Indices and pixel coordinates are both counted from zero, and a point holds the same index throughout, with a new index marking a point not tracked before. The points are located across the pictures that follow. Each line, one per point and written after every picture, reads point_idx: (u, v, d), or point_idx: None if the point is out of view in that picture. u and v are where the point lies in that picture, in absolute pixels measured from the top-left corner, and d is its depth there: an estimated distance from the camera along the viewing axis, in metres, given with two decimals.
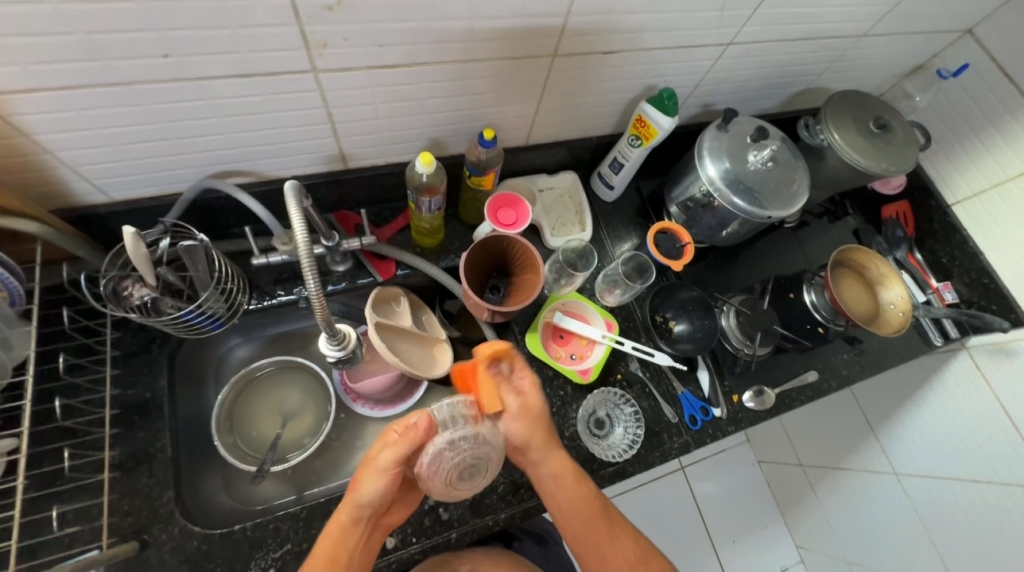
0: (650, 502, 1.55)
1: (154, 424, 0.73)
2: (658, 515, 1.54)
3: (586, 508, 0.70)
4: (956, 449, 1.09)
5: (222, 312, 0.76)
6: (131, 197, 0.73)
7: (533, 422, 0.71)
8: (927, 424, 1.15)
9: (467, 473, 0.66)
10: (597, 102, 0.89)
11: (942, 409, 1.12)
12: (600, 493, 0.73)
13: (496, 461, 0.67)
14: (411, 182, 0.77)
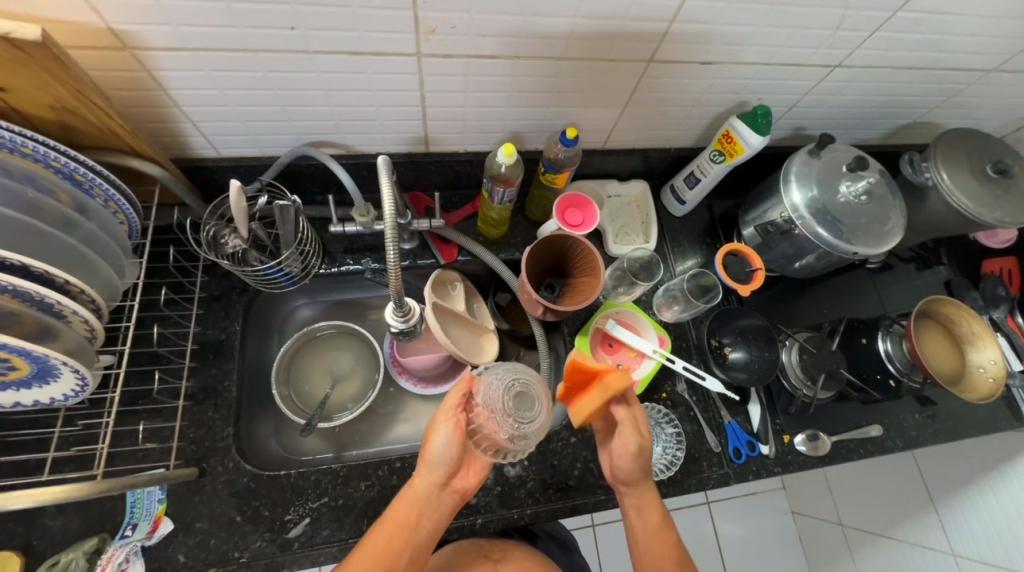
0: None
1: (225, 364, 0.79)
2: None
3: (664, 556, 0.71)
4: None
5: (297, 271, 0.82)
6: (236, 155, 0.80)
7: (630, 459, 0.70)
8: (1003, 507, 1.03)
9: (519, 409, 0.69)
10: (683, 113, 0.87)
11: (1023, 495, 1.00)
12: (678, 535, 0.73)
13: (544, 394, 0.71)
14: (489, 172, 0.79)
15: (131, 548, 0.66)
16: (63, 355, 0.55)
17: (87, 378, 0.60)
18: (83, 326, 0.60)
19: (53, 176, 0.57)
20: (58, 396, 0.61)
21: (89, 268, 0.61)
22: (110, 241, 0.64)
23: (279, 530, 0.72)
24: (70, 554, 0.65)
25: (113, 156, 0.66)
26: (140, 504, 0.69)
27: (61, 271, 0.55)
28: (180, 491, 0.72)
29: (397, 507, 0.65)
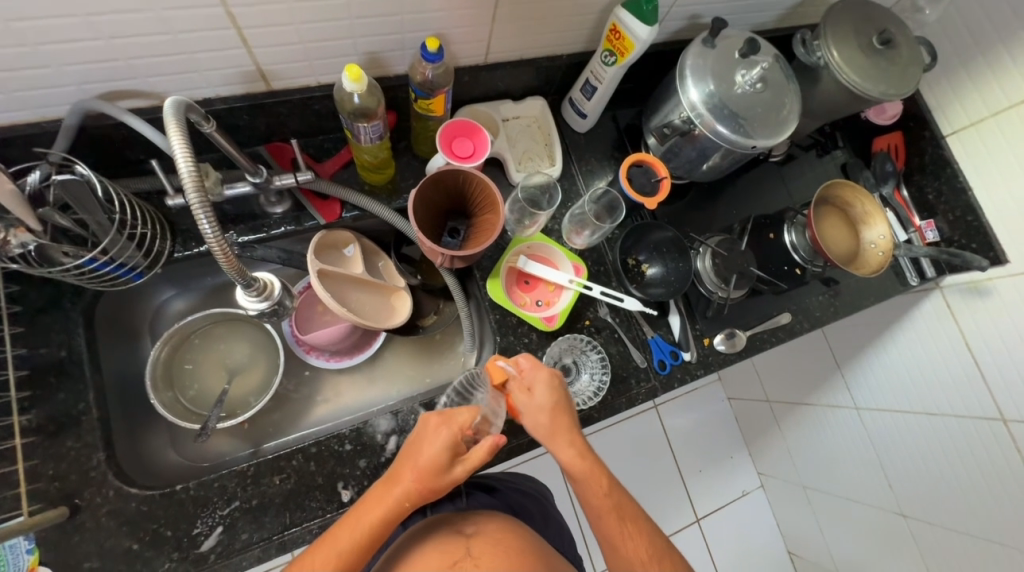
0: (623, 438, 1.59)
1: (75, 385, 0.67)
2: (630, 450, 1.59)
3: (613, 517, 0.65)
4: (917, 386, 1.12)
5: (140, 261, 0.68)
6: (3, 125, 0.61)
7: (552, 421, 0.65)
8: (894, 363, 1.16)
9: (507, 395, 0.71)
10: (565, 10, 0.76)
11: (910, 350, 1.12)
12: (640, 518, 0.67)
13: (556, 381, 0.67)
14: (342, 108, 0.65)
15: None
16: None
17: None
18: None
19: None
20: None
21: None
22: None
23: (189, 546, 0.65)
24: None
25: None
26: (3, 559, 0.59)
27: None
28: (54, 533, 0.62)
29: (373, 518, 0.58)
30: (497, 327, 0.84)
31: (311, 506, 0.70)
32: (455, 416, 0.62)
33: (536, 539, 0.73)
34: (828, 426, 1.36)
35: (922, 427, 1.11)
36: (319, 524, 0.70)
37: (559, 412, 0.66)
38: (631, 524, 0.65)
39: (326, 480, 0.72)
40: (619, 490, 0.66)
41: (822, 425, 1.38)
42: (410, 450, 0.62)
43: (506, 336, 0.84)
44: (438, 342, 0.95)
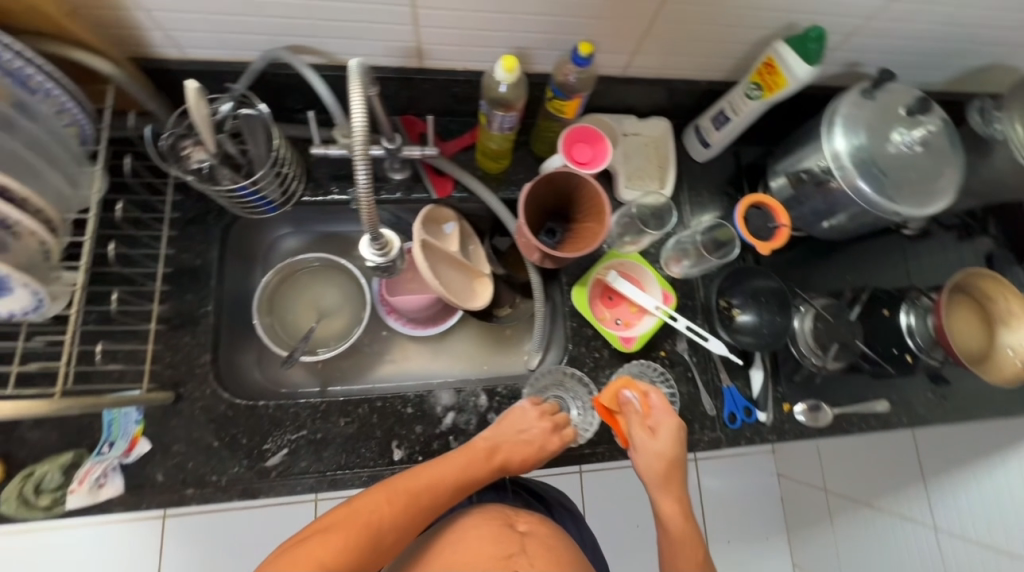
0: None
1: (201, 291, 0.76)
2: None
3: (680, 534, 0.72)
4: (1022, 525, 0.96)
5: (277, 196, 0.76)
6: (204, 58, 0.70)
7: (662, 464, 0.74)
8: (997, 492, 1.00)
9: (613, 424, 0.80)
10: (720, 36, 0.74)
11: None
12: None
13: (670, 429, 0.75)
14: (486, 94, 0.68)
15: (108, 465, 0.67)
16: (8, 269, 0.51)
17: (42, 295, 0.57)
18: (36, 241, 0.55)
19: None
20: (13, 311, 0.58)
21: (39, 177, 0.55)
22: (59, 148, 0.58)
23: (257, 458, 0.72)
24: (44, 468, 0.65)
25: (54, 46, 0.57)
26: (117, 424, 0.70)
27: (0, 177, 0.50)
28: (158, 413, 0.71)
29: (479, 448, 0.71)
30: (570, 335, 0.84)
31: (365, 454, 0.74)
32: (550, 405, 0.78)
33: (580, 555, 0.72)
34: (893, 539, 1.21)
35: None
36: (368, 474, 0.74)
37: (671, 458, 0.74)
38: (690, 546, 0.71)
39: (383, 435, 0.76)
40: (702, 548, 0.72)
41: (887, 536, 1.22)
42: (504, 417, 0.75)
43: (577, 345, 0.84)
44: (507, 336, 0.97)
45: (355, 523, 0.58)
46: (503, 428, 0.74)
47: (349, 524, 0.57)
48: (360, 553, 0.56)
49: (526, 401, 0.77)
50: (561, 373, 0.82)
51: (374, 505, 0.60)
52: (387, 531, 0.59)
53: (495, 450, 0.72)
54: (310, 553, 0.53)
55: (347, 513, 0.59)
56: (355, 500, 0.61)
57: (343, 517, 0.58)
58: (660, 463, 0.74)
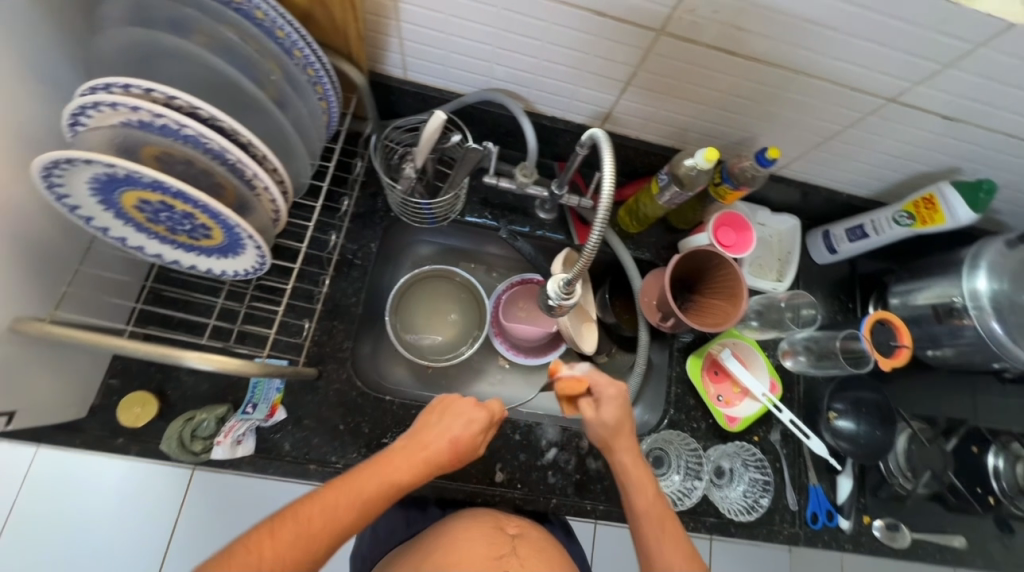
0: None
1: (355, 281, 0.81)
2: None
3: (684, 556, 0.59)
4: None
5: (442, 212, 0.83)
6: (421, 82, 0.78)
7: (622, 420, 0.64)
8: None
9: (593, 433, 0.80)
10: (881, 162, 0.80)
11: None
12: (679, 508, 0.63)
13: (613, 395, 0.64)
14: (673, 168, 0.74)
15: (250, 424, 0.70)
16: (249, 230, 0.55)
17: (264, 260, 0.61)
18: (270, 207, 0.60)
19: (270, 45, 0.56)
20: (230, 270, 0.63)
21: (289, 154, 0.61)
22: (314, 131, 0.64)
23: (375, 450, 0.76)
24: (202, 415, 0.69)
25: (332, 56, 0.65)
26: (261, 387, 0.74)
27: (272, 155, 0.57)
28: (295, 385, 0.76)
29: (393, 478, 0.57)
30: (672, 399, 0.88)
31: (471, 471, 0.78)
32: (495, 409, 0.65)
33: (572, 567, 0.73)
34: None
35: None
36: (469, 489, 0.77)
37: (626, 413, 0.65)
38: (671, 537, 0.61)
39: (489, 455, 0.79)
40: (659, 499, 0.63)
41: None
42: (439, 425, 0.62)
43: (678, 411, 0.88)
44: None
45: (291, 538, 0.49)
46: (445, 423, 0.62)
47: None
48: None
49: (474, 399, 0.64)
50: (669, 434, 0.85)
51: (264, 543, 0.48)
52: None
53: (454, 446, 0.61)
54: None
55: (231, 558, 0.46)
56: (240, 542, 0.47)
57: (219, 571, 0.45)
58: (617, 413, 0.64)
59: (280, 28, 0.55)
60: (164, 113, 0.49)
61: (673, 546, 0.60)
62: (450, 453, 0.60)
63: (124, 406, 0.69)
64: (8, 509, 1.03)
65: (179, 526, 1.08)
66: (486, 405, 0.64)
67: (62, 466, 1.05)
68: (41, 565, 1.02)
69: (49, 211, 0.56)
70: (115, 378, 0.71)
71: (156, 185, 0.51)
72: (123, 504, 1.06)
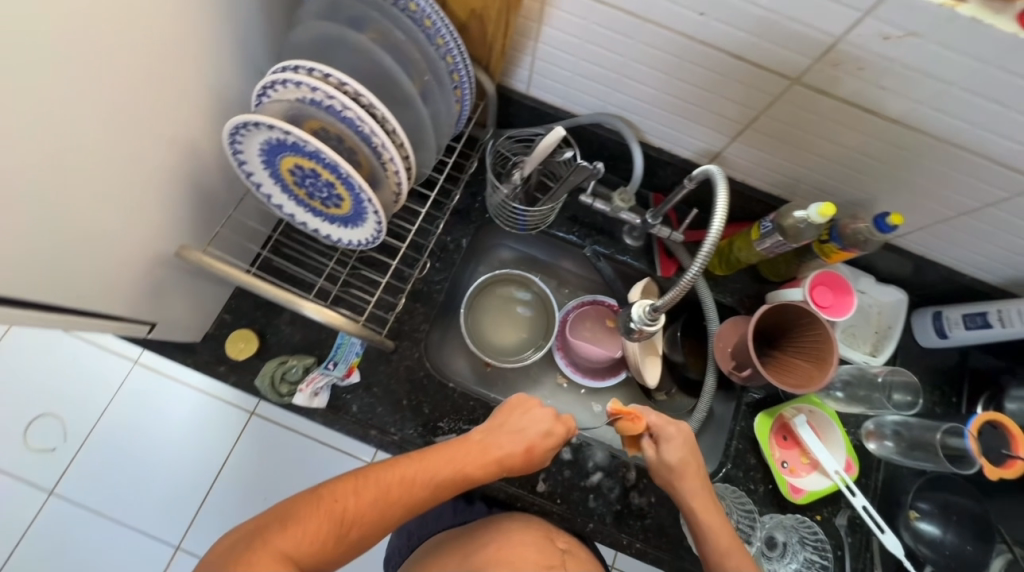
0: None
1: (442, 270, 0.87)
2: None
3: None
4: None
5: (535, 221, 0.87)
6: (541, 99, 0.83)
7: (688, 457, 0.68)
8: None
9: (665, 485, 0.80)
10: (1021, 248, 0.73)
11: None
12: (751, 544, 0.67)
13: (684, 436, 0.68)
14: (778, 217, 0.72)
15: (328, 379, 0.76)
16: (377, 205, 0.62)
17: (378, 235, 0.67)
18: (394, 189, 0.66)
19: (428, 49, 0.63)
20: (348, 239, 0.71)
21: (419, 145, 0.68)
22: (443, 128, 0.70)
23: (430, 431, 0.79)
24: (293, 361, 0.77)
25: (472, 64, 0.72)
26: (343, 348, 0.80)
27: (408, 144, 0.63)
28: (372, 354, 0.82)
29: (467, 461, 0.64)
30: (732, 454, 0.84)
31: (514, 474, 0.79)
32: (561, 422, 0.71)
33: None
34: None
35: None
36: (510, 492, 0.78)
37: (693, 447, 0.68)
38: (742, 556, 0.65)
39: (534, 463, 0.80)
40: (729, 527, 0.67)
41: None
42: (512, 420, 0.69)
43: (736, 467, 0.83)
44: None
45: (376, 496, 0.58)
46: (519, 422, 0.69)
47: (327, 505, 0.56)
48: (329, 545, 0.54)
49: (545, 406, 0.71)
50: (722, 489, 0.81)
51: (359, 488, 0.58)
52: (359, 518, 0.57)
53: (526, 449, 0.67)
54: (273, 539, 0.52)
55: (335, 492, 0.57)
56: (337, 485, 0.57)
57: (321, 504, 0.55)
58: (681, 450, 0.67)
59: (440, 36, 0.62)
60: (335, 95, 0.57)
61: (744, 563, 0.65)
62: (522, 455, 0.67)
63: (231, 340, 0.78)
64: (106, 409, 1.18)
65: (233, 458, 1.18)
66: (555, 415, 0.70)
67: (154, 382, 1.19)
68: (119, 462, 1.17)
69: (221, 163, 0.67)
70: (228, 314, 0.81)
71: (314, 155, 0.59)
72: (195, 426, 1.19)
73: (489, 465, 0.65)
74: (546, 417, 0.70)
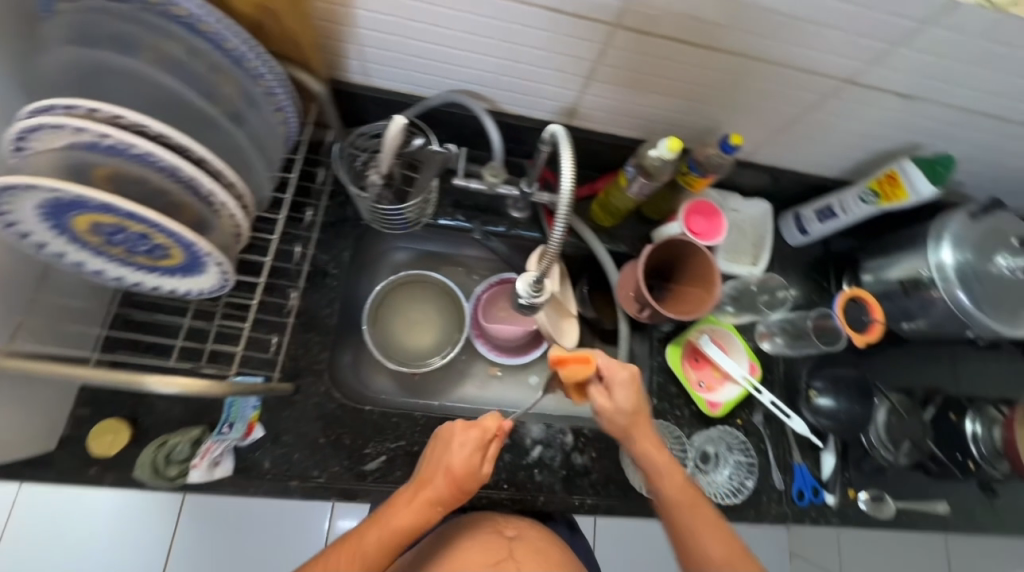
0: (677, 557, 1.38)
1: (329, 292, 0.80)
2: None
3: (719, 547, 0.59)
4: None
5: (412, 217, 0.82)
6: (383, 87, 0.77)
7: (627, 410, 0.64)
8: None
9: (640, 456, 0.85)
10: (845, 142, 0.81)
11: None
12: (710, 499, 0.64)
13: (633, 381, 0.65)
14: (637, 159, 0.75)
15: (226, 444, 0.70)
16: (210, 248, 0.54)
17: (228, 278, 0.60)
18: (231, 225, 0.59)
19: (219, 59, 0.54)
20: (196, 289, 0.62)
21: (246, 168, 0.60)
22: (270, 144, 0.63)
23: (356, 462, 0.75)
24: (175, 438, 0.68)
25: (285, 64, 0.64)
26: (237, 407, 0.72)
27: (227, 170, 0.56)
28: (274, 402, 0.75)
29: (397, 522, 0.59)
30: (655, 389, 0.89)
31: None
32: (489, 433, 0.63)
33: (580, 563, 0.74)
34: None
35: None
36: None
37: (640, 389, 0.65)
38: (708, 524, 0.61)
39: None
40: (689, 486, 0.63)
41: None
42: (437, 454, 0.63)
43: (661, 401, 0.88)
44: None
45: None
46: (443, 455, 0.62)
47: None
48: None
49: (465, 424, 0.63)
50: (652, 425, 0.86)
51: None
52: None
53: (451, 482, 0.61)
54: None
55: None
56: None
57: None
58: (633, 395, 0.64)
59: (226, 40, 0.53)
60: (111, 133, 0.48)
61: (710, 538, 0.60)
62: (453, 489, 0.61)
63: (95, 435, 0.67)
64: None
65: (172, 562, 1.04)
66: (489, 429, 0.63)
67: (40, 502, 1.02)
68: None
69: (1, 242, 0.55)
70: (86, 408, 0.69)
71: (108, 208, 0.50)
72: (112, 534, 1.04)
73: (422, 515, 0.60)
74: (471, 438, 0.62)
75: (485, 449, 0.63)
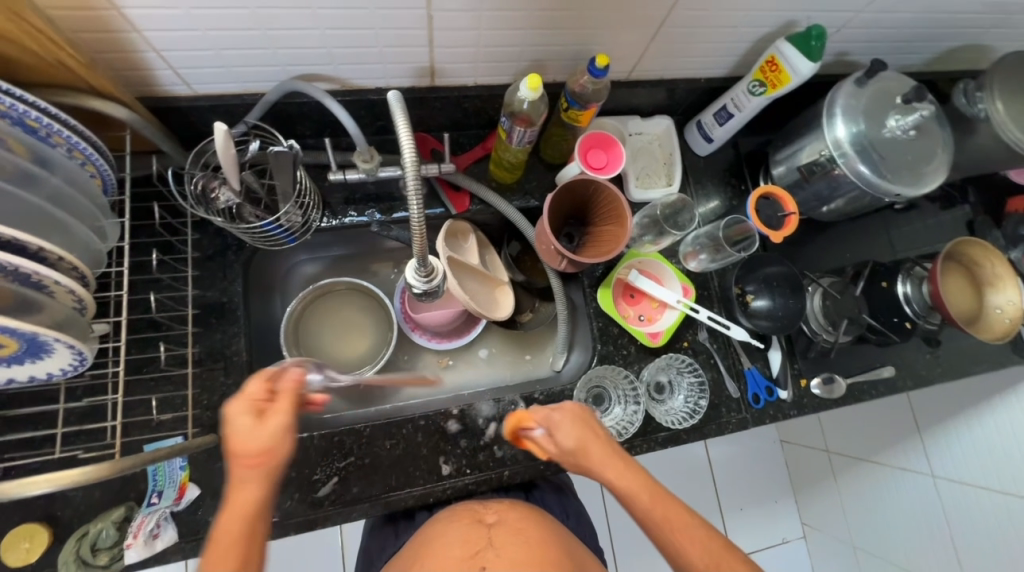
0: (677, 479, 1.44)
1: (230, 328, 0.74)
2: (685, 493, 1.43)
3: (697, 545, 0.56)
4: (998, 464, 1.01)
5: (297, 226, 0.75)
6: (214, 93, 0.68)
7: (579, 451, 0.62)
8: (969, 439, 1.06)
9: (598, 404, 0.85)
10: (721, 35, 0.77)
11: (993, 428, 1.02)
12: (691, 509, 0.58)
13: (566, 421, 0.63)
14: (508, 107, 0.71)
15: (160, 514, 0.65)
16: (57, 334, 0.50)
17: (85, 354, 0.55)
18: (70, 298, 0.54)
19: None
20: (55, 370, 0.56)
21: (64, 232, 0.54)
22: (80, 198, 0.56)
23: (309, 490, 0.72)
24: (98, 525, 0.63)
25: (71, 95, 0.55)
26: (162, 472, 0.66)
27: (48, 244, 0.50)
28: (201, 458, 0.70)
29: (216, 564, 0.43)
30: (597, 335, 0.87)
31: (415, 475, 0.75)
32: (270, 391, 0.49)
33: (564, 536, 0.73)
34: (885, 490, 1.24)
35: (1001, 511, 1.00)
36: (419, 492, 0.75)
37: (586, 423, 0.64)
38: (686, 535, 0.57)
39: (430, 453, 0.77)
40: (666, 501, 0.58)
41: (880, 488, 1.26)
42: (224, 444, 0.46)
43: (606, 344, 0.86)
44: (526, 360, 0.97)
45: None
46: (231, 445, 0.46)
47: None
48: None
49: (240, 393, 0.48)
50: (601, 370, 0.85)
51: None
52: None
53: (255, 466, 0.45)
54: None
55: None
56: None
57: None
58: (574, 431, 0.62)
59: None
60: None
61: (692, 539, 0.57)
62: (261, 471, 0.46)
63: (9, 545, 0.62)
64: None
65: None
66: (255, 394, 0.48)
67: None
68: None
69: None
70: None
71: None
72: None
73: (247, 524, 0.45)
74: (252, 408, 0.47)
75: (264, 408, 0.48)
